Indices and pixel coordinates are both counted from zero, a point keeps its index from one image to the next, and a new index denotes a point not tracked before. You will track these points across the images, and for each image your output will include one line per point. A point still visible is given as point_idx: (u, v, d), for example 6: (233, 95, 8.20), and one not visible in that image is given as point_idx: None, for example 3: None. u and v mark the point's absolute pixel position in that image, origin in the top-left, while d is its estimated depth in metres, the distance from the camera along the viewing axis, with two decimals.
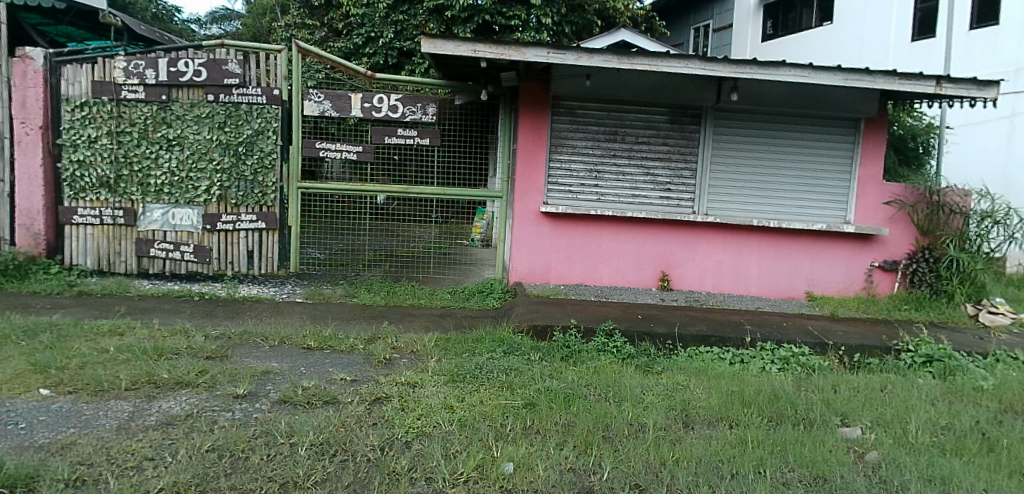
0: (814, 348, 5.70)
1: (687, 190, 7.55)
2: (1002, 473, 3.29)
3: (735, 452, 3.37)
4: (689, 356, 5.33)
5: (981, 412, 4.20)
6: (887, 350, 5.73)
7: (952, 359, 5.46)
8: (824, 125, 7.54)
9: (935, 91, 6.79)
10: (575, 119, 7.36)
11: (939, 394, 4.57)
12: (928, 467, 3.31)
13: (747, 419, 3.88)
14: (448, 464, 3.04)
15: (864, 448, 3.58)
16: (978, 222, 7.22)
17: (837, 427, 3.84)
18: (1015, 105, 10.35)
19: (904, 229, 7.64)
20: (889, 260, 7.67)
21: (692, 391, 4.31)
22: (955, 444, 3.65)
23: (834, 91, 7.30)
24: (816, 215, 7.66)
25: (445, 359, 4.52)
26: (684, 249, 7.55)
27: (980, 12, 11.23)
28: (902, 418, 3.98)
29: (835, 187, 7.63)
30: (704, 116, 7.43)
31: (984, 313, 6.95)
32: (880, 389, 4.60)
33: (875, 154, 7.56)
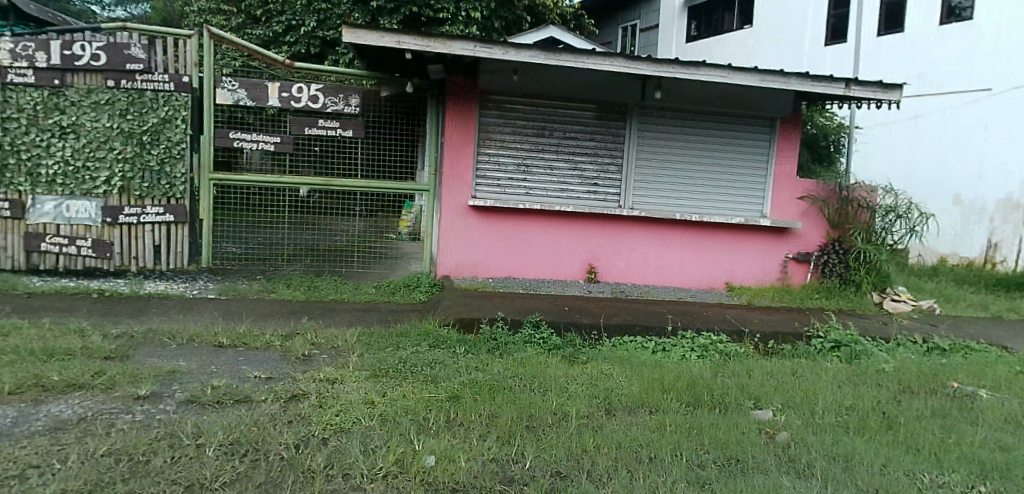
0: (732, 336, 5.92)
1: (613, 185, 7.68)
2: (898, 448, 3.51)
3: (653, 436, 3.45)
4: (613, 346, 5.42)
5: (882, 393, 4.46)
6: (799, 336, 6.01)
7: (858, 344, 5.78)
8: (743, 123, 7.81)
9: (844, 93, 7.14)
10: (503, 113, 7.35)
11: (845, 377, 4.82)
12: (832, 446, 3.49)
13: (666, 404, 3.98)
14: (367, 459, 2.98)
15: (774, 429, 3.73)
16: (883, 215, 7.74)
17: (749, 410, 4.00)
18: (917, 107, 11.08)
19: (816, 223, 8.00)
20: (803, 252, 8.02)
21: (615, 380, 4.39)
22: (857, 423, 3.86)
23: (752, 92, 7.60)
24: (735, 209, 7.95)
25: (367, 354, 4.43)
26: (610, 242, 7.69)
27: (887, 19, 11.89)
28: (810, 400, 4.17)
29: (753, 182, 7.93)
30: (629, 112, 7.57)
31: (888, 300, 7.44)
32: (791, 373, 4.82)
33: (790, 151, 7.90)
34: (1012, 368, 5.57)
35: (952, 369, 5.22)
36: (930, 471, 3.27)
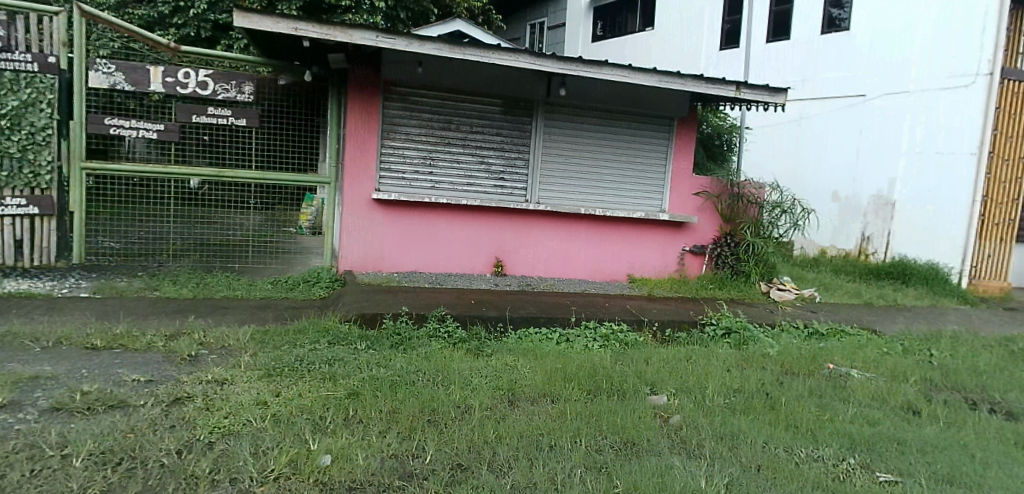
0: (632, 325, 6.12)
1: (519, 179, 7.74)
2: (780, 426, 3.74)
3: (553, 425, 3.50)
4: (518, 338, 5.46)
5: (767, 375, 4.74)
6: (693, 324, 6.30)
7: (746, 331, 6.12)
8: (644, 121, 8.07)
9: (735, 95, 7.53)
10: (408, 106, 7.22)
11: (734, 361, 5.09)
12: (720, 426, 3.67)
13: (567, 393, 4.05)
14: (257, 461, 2.86)
15: (668, 413, 3.89)
16: (770, 210, 8.13)
17: (645, 396, 4.14)
18: (800, 110, 11.86)
19: (710, 217, 8.41)
20: (698, 245, 8.41)
21: (518, 371, 4.42)
22: (744, 404, 4.08)
23: (651, 91, 7.86)
24: (635, 203, 8.20)
25: (261, 353, 4.25)
26: (517, 236, 7.75)
27: (775, 26, 12.64)
28: (701, 385, 4.37)
29: (652, 177, 8.22)
30: (535, 108, 7.65)
31: (774, 290, 7.89)
32: (686, 359, 5.04)
33: (687, 149, 8.24)
34: (880, 349, 6.08)
35: (828, 352, 5.62)
36: (806, 447, 3.50)
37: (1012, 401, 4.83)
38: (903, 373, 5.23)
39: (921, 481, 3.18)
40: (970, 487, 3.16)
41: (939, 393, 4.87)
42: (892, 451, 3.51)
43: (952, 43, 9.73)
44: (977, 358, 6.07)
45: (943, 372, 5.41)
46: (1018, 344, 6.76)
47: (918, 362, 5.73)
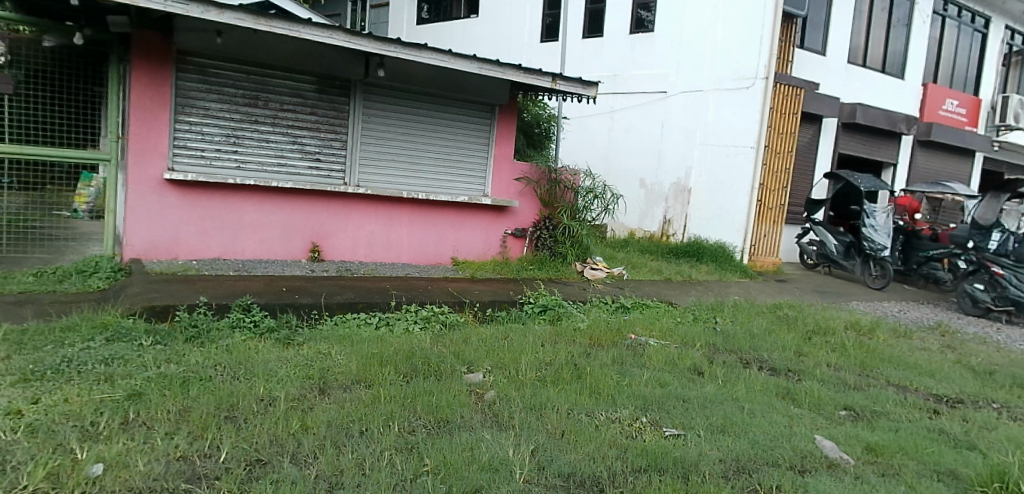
0: (453, 306, 6.17)
1: (337, 161, 7.42)
2: (584, 393, 3.97)
3: (365, 411, 3.40)
4: (335, 324, 5.26)
5: (576, 348, 5.01)
6: (512, 303, 6.49)
7: (560, 307, 6.42)
8: (464, 106, 8.10)
9: (551, 86, 7.82)
10: (207, 79, 6.60)
11: (548, 337, 5.32)
12: (530, 398, 3.81)
13: (383, 377, 3.96)
14: (5, 479, 2.48)
15: (482, 389, 3.95)
16: (584, 196, 8.64)
17: (460, 375, 4.17)
18: (612, 103, 12.60)
19: (530, 202, 8.68)
20: (519, 227, 8.65)
21: (331, 358, 4.25)
22: (553, 376, 4.27)
23: (471, 78, 7.90)
24: (457, 188, 8.23)
25: (16, 356, 3.66)
26: (335, 220, 7.45)
27: (590, 23, 13.23)
28: (515, 360, 4.51)
29: (473, 163, 8.29)
30: (352, 88, 7.36)
31: (587, 269, 8.38)
32: (503, 337, 5.16)
33: (507, 136, 8.43)
34: (675, 319, 6.69)
35: (631, 324, 6.09)
36: (606, 410, 3.76)
37: (777, 358, 5.57)
38: (693, 340, 5.81)
39: (699, 432, 3.55)
40: (739, 434, 3.58)
41: (721, 355, 5.49)
42: (678, 408, 3.87)
43: (735, 48, 10.92)
44: (752, 323, 6.92)
45: (724, 336, 6.09)
46: (783, 310, 7.83)
47: (705, 329, 6.40)
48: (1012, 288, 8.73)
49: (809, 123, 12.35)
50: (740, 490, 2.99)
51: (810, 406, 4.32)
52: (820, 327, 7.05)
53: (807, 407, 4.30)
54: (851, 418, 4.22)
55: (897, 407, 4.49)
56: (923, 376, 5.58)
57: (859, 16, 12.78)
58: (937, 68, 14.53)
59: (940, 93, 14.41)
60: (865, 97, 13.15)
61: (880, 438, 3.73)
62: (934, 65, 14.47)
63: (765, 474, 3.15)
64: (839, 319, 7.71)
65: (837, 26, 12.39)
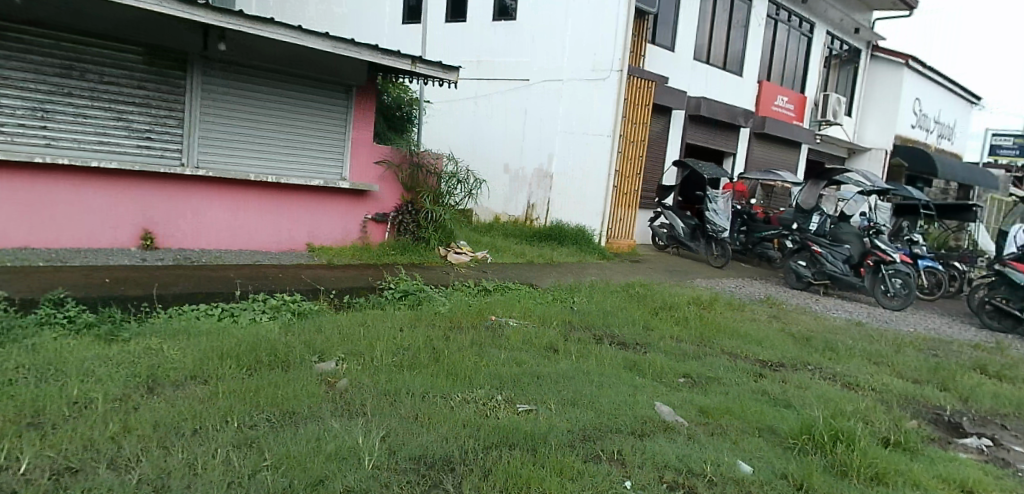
0: (307, 294, 5.89)
1: (170, 140, 6.81)
2: (440, 376, 3.94)
3: (200, 407, 3.15)
4: (169, 317, 4.81)
5: (435, 332, 4.93)
6: (372, 289, 6.31)
7: (421, 292, 6.29)
8: (318, 87, 7.71)
9: (410, 68, 7.63)
10: (4, 44, 5.82)
11: (406, 321, 5.21)
12: (384, 384, 3.71)
13: (223, 371, 3.69)
14: None
15: (334, 378, 3.79)
16: (447, 180, 8.57)
17: (311, 365, 3.98)
18: (476, 89, 12.37)
19: (391, 187, 8.39)
20: (380, 212, 8.35)
21: (164, 354, 3.89)
22: (410, 360, 4.19)
23: (324, 57, 7.53)
24: (312, 171, 7.83)
25: None
26: (169, 204, 6.84)
27: (453, 8, 12.71)
28: (369, 346, 4.37)
29: (329, 145, 7.91)
30: (188, 62, 6.77)
31: (452, 254, 8.37)
32: (360, 323, 4.99)
33: (366, 118, 8.09)
34: (534, 300, 6.83)
35: (492, 306, 6.13)
36: (462, 391, 3.75)
37: (627, 334, 5.86)
38: (550, 319, 5.98)
39: (550, 406, 3.65)
40: (587, 405, 3.72)
41: (575, 332, 5.70)
42: (533, 385, 3.95)
43: (591, 39, 11.25)
44: (605, 301, 7.22)
45: (580, 315, 6.31)
46: (635, 289, 8.26)
47: (563, 308, 6.60)
48: (829, 263, 9.80)
49: (659, 114, 13.06)
50: (586, 457, 3.11)
51: (653, 375, 4.59)
52: (667, 303, 7.51)
53: (649, 376, 4.58)
54: (688, 385, 4.54)
55: (728, 373, 4.88)
56: (754, 345, 6.12)
57: (703, 14, 13.64)
58: (769, 66, 15.88)
59: (772, 89, 15.78)
60: (708, 90, 14.09)
61: (711, 401, 4.04)
62: (766, 64, 15.81)
63: (608, 440, 3.30)
64: (683, 295, 8.25)
65: (684, 23, 13.15)
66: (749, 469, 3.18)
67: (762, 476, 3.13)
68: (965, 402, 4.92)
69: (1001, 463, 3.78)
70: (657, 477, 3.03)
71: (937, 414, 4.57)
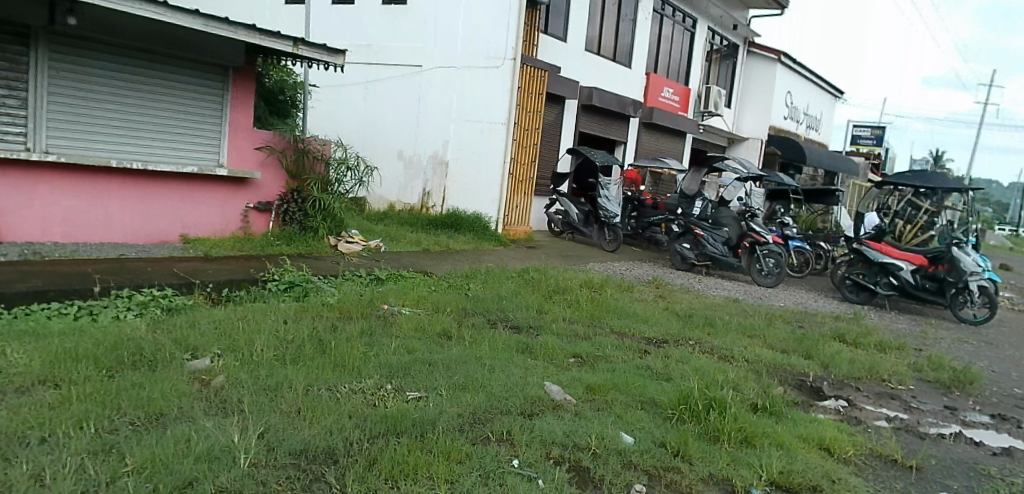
0: (180, 289, 5.53)
1: (14, 123, 6.19)
2: (327, 368, 3.78)
3: (50, 413, 2.88)
4: (15, 318, 4.36)
5: (323, 323, 4.76)
6: (253, 282, 6.00)
7: (308, 282, 6.02)
8: (189, 68, 7.21)
9: (292, 51, 7.22)
10: None
11: (291, 313, 4.98)
12: (262, 379, 3.52)
13: (79, 374, 3.38)
14: None
15: (209, 376, 3.56)
16: (336, 168, 8.21)
17: (182, 362, 3.72)
18: (366, 75, 11.61)
19: (274, 175, 8.02)
20: (262, 202, 7.96)
21: (10, 358, 3.51)
22: (294, 353, 4.01)
23: (196, 36, 7.04)
24: (185, 157, 7.33)
25: None
26: (14, 194, 6.19)
27: None
28: (248, 340, 4.14)
29: (203, 130, 7.42)
30: (33, 37, 6.14)
31: (342, 243, 8.08)
32: (240, 317, 4.72)
33: (245, 102, 7.65)
34: (429, 287, 6.73)
35: (384, 294, 5.97)
36: (349, 382, 3.62)
37: (521, 317, 5.92)
38: (444, 305, 5.91)
39: (441, 392, 3.61)
40: (477, 389, 3.72)
41: (470, 318, 5.68)
42: (423, 372, 3.89)
43: (484, 27, 10.96)
44: (501, 287, 7.24)
45: (475, 301, 6.28)
46: (530, 273, 8.35)
47: (458, 295, 6.55)
48: (710, 245, 10.33)
49: (552, 103, 13.24)
50: (474, 440, 3.11)
51: (545, 356, 4.67)
52: (561, 286, 7.63)
53: (541, 357, 4.64)
54: (578, 364, 4.65)
55: (615, 351, 5.04)
56: (641, 324, 6.35)
57: (593, 5, 13.92)
58: (655, 57, 16.49)
59: (659, 81, 16.41)
60: (598, 80, 14.43)
61: (598, 378, 4.15)
62: (653, 56, 16.41)
63: (497, 422, 3.32)
64: (576, 278, 8.43)
65: (574, 13, 13.36)
66: (631, 440, 3.31)
67: (642, 446, 3.26)
68: (826, 369, 5.35)
69: (854, 420, 4.14)
70: (543, 454, 3.08)
71: (801, 380, 4.95)
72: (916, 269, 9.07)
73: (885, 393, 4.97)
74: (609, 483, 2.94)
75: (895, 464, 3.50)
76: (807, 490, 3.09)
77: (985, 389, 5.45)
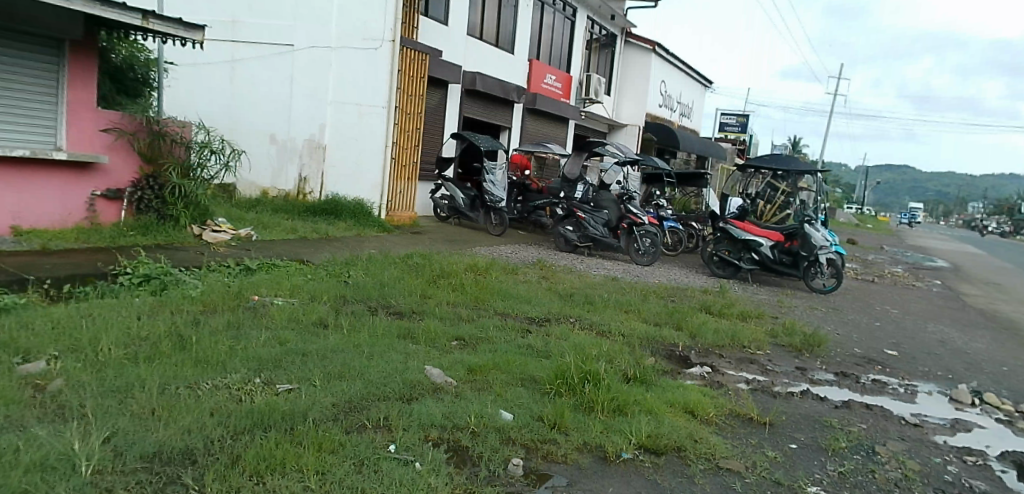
0: (12, 287, 4.96)
1: None
2: (186, 366, 3.52)
3: None
4: None
5: (182, 317, 4.43)
6: (103, 277, 5.50)
7: (167, 275, 5.59)
8: (16, 40, 6.49)
9: (142, 25, 6.62)
10: None
11: (146, 308, 4.59)
12: (109, 381, 3.23)
13: None
14: None
15: (44, 380, 3.21)
16: (198, 151, 7.79)
17: (12, 367, 3.34)
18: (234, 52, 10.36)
19: (124, 159, 7.33)
20: (112, 188, 7.29)
21: None
22: (149, 351, 3.71)
23: (22, 5, 6.33)
24: (17, 141, 6.59)
25: None
26: None
27: None
28: (93, 339, 3.78)
29: (36, 109, 6.68)
30: None
31: (208, 232, 7.62)
32: (85, 315, 4.30)
33: (86, 81, 6.94)
34: (305, 276, 6.46)
35: (255, 285, 5.65)
36: (212, 378, 3.39)
37: (403, 303, 5.83)
38: (321, 294, 5.70)
39: (313, 382, 3.47)
40: (354, 377, 3.61)
41: (348, 306, 5.51)
42: (295, 363, 3.72)
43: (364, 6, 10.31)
44: (382, 273, 7.08)
45: (355, 288, 6.10)
46: (414, 259, 8.21)
47: (336, 283, 6.33)
48: (591, 227, 10.66)
49: (434, 87, 13.06)
50: (349, 428, 3.02)
51: (426, 341, 4.62)
52: (445, 271, 7.58)
53: (423, 342, 4.60)
54: (460, 347, 4.64)
55: (497, 332, 5.08)
56: (524, 305, 6.44)
57: None
58: (537, 44, 16.68)
59: (540, 68, 16.63)
60: (481, 65, 14.40)
61: (478, 359, 4.16)
62: (534, 43, 16.60)
63: (374, 408, 3.24)
64: (460, 262, 8.41)
65: None
66: (509, 417, 3.35)
67: (520, 422, 3.31)
68: (694, 339, 5.68)
69: (717, 384, 4.43)
70: (421, 437, 3.04)
71: (671, 351, 5.23)
72: (774, 245, 9.78)
73: (746, 358, 5.35)
74: (488, 460, 2.96)
75: (751, 422, 3.79)
76: (673, 451, 3.27)
77: (830, 350, 6.01)
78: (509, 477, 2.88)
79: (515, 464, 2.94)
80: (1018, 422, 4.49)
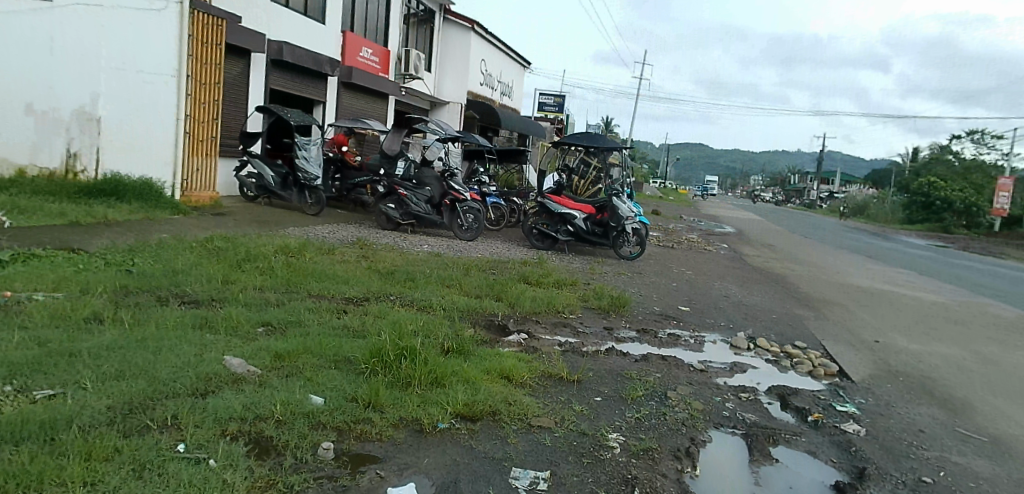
0: None
1: None
2: None
3: None
4: None
5: None
6: None
7: None
8: None
9: None
10: None
11: None
12: None
13: None
14: None
15: None
16: None
17: None
18: None
19: None
20: None
21: None
22: None
23: None
24: None
25: None
26: None
27: None
28: None
29: None
30: None
31: None
32: None
33: None
34: (76, 267, 5.63)
35: (8, 279, 4.86)
36: None
37: (201, 290, 5.33)
38: (96, 286, 5.02)
39: (83, 386, 3.04)
40: (135, 375, 3.22)
41: (129, 297, 4.90)
42: (58, 365, 3.24)
43: None
44: (175, 260, 6.42)
45: (141, 278, 5.46)
46: (214, 243, 7.53)
47: (118, 273, 5.61)
48: (413, 204, 10.54)
49: (235, 57, 12.03)
50: (129, 432, 2.69)
51: (226, 329, 4.26)
52: (250, 254, 7.06)
53: (224, 329, 4.25)
54: (267, 333, 4.35)
55: (310, 315, 4.84)
56: (339, 285, 6.18)
57: None
58: (350, 15, 16.00)
59: (355, 40, 16.00)
60: (289, 34, 13.52)
61: (287, 345, 3.91)
62: (347, 14, 15.90)
63: (160, 407, 2.92)
64: (270, 244, 7.88)
65: None
66: (319, 401, 3.19)
67: (332, 404, 3.16)
68: (512, 308, 5.85)
69: (532, 349, 4.60)
70: (217, 432, 2.79)
71: (489, 320, 5.35)
72: (587, 217, 10.38)
73: (560, 322, 5.62)
74: (295, 447, 2.79)
75: (562, 381, 3.97)
76: (488, 416, 3.33)
77: (633, 310, 6.51)
78: (318, 461, 2.73)
79: (324, 447, 2.80)
80: (783, 361, 5.18)
